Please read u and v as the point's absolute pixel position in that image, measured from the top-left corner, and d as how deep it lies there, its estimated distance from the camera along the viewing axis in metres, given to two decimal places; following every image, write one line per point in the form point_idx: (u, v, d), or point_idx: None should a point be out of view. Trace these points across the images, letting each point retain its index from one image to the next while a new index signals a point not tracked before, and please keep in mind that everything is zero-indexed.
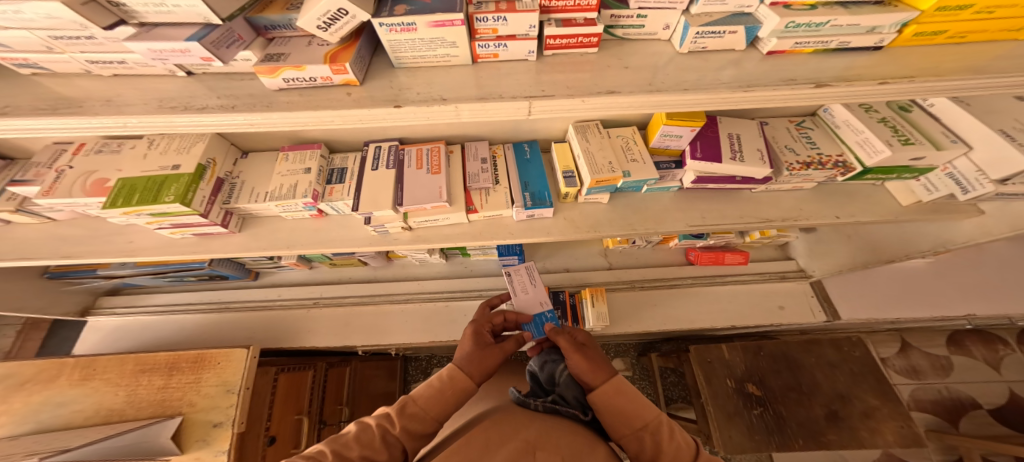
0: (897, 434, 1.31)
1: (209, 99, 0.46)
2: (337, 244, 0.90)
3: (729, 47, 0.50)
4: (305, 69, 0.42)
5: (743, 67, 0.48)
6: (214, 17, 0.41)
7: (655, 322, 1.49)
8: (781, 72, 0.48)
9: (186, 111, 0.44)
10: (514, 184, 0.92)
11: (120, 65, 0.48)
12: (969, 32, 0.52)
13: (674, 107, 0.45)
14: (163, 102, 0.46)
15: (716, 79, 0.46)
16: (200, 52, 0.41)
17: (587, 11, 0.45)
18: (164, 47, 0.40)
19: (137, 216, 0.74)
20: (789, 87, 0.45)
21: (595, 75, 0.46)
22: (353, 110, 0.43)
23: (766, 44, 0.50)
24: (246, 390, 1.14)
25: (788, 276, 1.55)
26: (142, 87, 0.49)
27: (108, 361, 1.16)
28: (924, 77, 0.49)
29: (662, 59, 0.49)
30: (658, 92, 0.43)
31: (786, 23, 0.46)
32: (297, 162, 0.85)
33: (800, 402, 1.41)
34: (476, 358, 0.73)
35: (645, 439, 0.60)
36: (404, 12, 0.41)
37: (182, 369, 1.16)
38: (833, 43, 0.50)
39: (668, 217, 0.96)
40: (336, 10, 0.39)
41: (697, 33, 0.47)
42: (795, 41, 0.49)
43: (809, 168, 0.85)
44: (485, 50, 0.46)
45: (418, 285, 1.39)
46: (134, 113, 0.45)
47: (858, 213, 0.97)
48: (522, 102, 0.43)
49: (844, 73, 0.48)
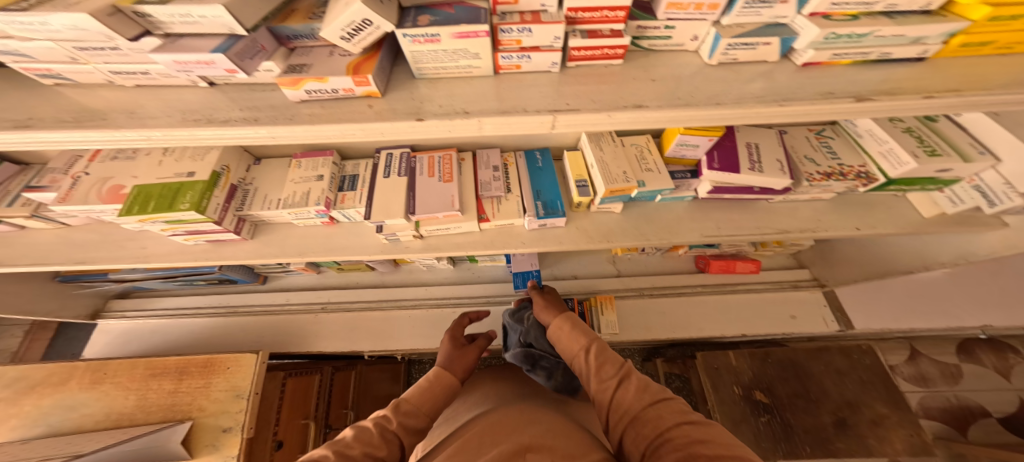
0: (908, 443, 1.27)
1: (232, 112, 0.45)
2: (348, 252, 0.89)
3: (762, 59, 0.49)
4: (328, 81, 0.41)
5: (774, 80, 0.47)
6: (239, 27, 0.40)
7: (666, 330, 1.44)
8: (817, 86, 0.46)
9: (209, 124, 0.43)
10: (526, 192, 0.90)
11: (142, 76, 0.48)
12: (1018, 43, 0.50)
13: (705, 122, 0.43)
14: (186, 114, 0.45)
15: (748, 92, 0.44)
16: (224, 64, 0.41)
17: (614, 22, 0.43)
18: (189, 58, 0.40)
19: (152, 224, 0.73)
20: (829, 102, 0.43)
21: (622, 88, 0.45)
22: (375, 124, 0.42)
23: (802, 55, 0.48)
24: (255, 396, 1.14)
25: (801, 285, 1.52)
26: (163, 98, 0.48)
27: (118, 365, 1.15)
28: (974, 89, 0.46)
29: (691, 72, 0.47)
30: (688, 106, 0.41)
31: (825, 34, 0.43)
32: (309, 169, 0.84)
33: (808, 410, 1.38)
34: (455, 356, 0.83)
35: (579, 358, 0.72)
36: (428, 23, 0.40)
37: (191, 374, 1.15)
38: (875, 54, 0.48)
39: (683, 228, 0.94)
40: (361, 21, 0.38)
41: (729, 45, 0.45)
42: (833, 52, 0.46)
43: (830, 179, 0.84)
44: (507, 61, 0.45)
45: (426, 291, 1.38)
46: (158, 125, 0.44)
47: (882, 225, 0.94)
48: (545, 116, 0.42)
49: (878, 87, 0.46)
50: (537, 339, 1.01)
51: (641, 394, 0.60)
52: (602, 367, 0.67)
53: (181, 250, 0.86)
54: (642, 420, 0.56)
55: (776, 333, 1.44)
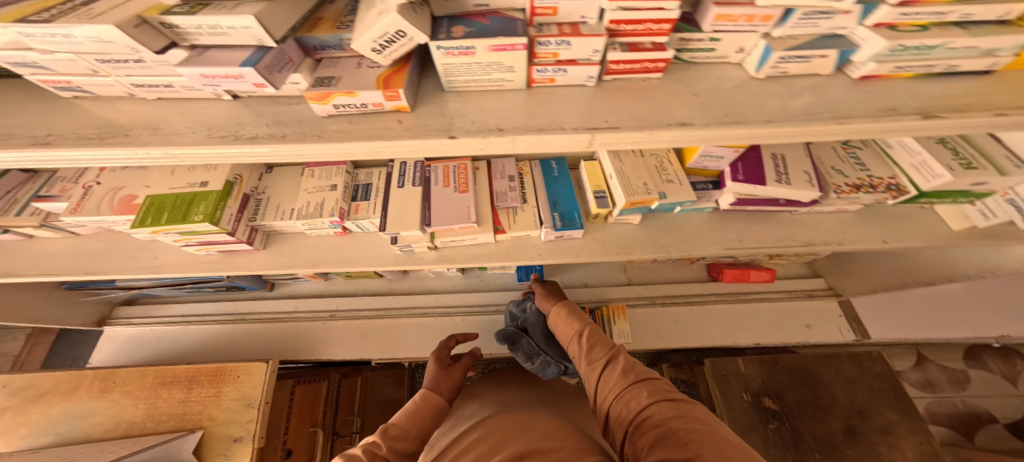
0: (918, 451, 1.16)
1: (257, 128, 0.43)
2: (362, 263, 0.87)
3: (814, 71, 0.48)
4: (358, 95, 0.39)
5: (824, 93, 0.46)
6: (268, 39, 0.38)
7: (677, 338, 1.37)
8: (880, 100, 0.45)
9: (235, 141, 0.41)
10: (543, 203, 0.88)
11: (165, 89, 0.46)
12: None
13: (755, 140, 0.41)
14: (211, 130, 0.43)
15: (800, 110, 0.43)
16: (253, 78, 0.39)
17: (657, 35, 0.41)
18: (217, 72, 0.38)
19: (164, 234, 0.72)
20: (892, 118, 0.42)
21: (666, 103, 0.43)
22: (404, 141, 0.40)
23: (860, 68, 0.47)
24: (265, 405, 1.12)
25: (815, 294, 1.41)
26: (186, 112, 0.46)
27: (128, 373, 1.13)
28: None
29: (737, 87, 0.46)
30: (736, 125, 0.39)
31: (890, 46, 0.41)
32: (323, 178, 0.82)
33: (817, 418, 1.28)
34: (441, 376, 0.83)
35: (574, 341, 0.79)
36: (463, 35, 0.38)
37: (202, 383, 1.13)
38: (941, 66, 0.46)
39: (703, 239, 0.91)
40: (394, 32, 0.36)
41: (783, 58, 0.43)
42: (896, 65, 0.45)
43: (860, 191, 0.80)
44: (541, 75, 0.43)
45: (435, 299, 1.36)
46: (184, 142, 0.42)
47: (909, 237, 0.91)
48: (584, 134, 0.40)
49: (942, 102, 0.44)
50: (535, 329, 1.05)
51: (624, 373, 0.64)
52: (593, 351, 0.73)
53: (193, 261, 0.85)
54: (624, 395, 0.60)
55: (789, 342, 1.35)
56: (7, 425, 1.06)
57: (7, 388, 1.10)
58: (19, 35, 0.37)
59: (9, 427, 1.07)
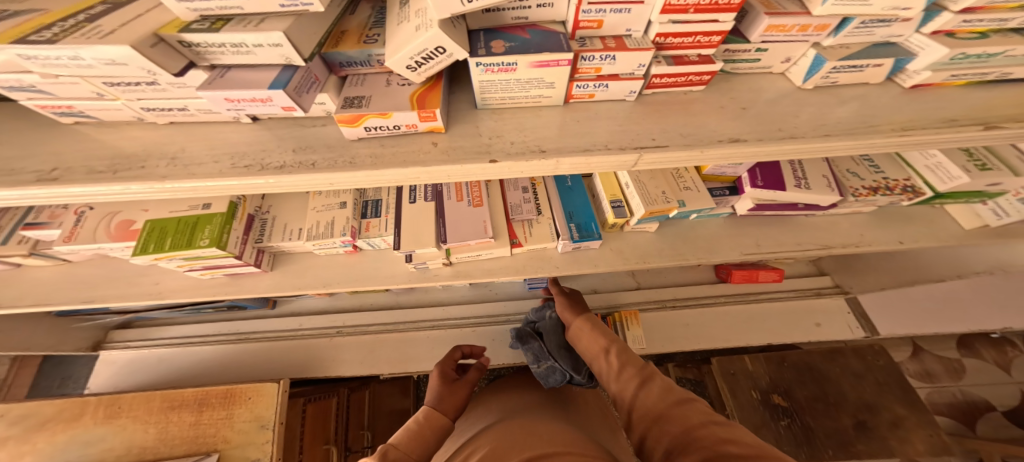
0: (929, 444, 1.19)
1: (283, 154, 0.40)
2: (375, 281, 0.84)
3: (865, 80, 0.47)
4: (392, 117, 0.37)
5: (873, 104, 0.45)
6: (296, 57, 0.35)
7: (690, 341, 1.35)
8: (936, 110, 0.44)
9: (262, 171, 0.38)
10: (558, 214, 0.85)
11: (178, 112, 0.43)
12: None
13: (810, 154, 0.41)
14: (235, 159, 0.40)
15: (853, 121, 0.42)
16: (282, 101, 0.36)
17: (704, 48, 0.40)
18: (245, 96, 0.36)
19: (169, 261, 0.68)
20: (954, 129, 0.41)
21: (719, 119, 0.41)
22: (442, 166, 0.37)
23: (913, 77, 0.46)
24: (281, 425, 1.07)
25: (823, 292, 1.40)
26: (204, 138, 0.43)
27: (134, 398, 1.06)
28: None
29: (785, 98, 0.45)
30: (792, 140, 0.38)
31: (952, 54, 0.41)
32: (331, 196, 0.78)
33: (827, 414, 1.28)
34: (443, 395, 0.77)
35: (601, 359, 0.72)
36: (504, 50, 0.35)
37: (212, 405, 1.07)
38: (995, 74, 0.46)
39: (722, 245, 0.90)
40: (434, 48, 0.33)
41: (835, 68, 0.43)
42: (951, 74, 0.44)
43: (877, 194, 0.78)
44: (581, 90, 0.41)
45: (443, 312, 1.33)
46: (206, 174, 0.39)
47: (922, 238, 0.89)
48: (632, 154, 0.38)
49: (999, 112, 0.44)
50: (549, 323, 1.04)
51: (665, 393, 0.56)
52: (622, 369, 0.65)
53: (198, 285, 0.81)
54: (669, 416, 0.51)
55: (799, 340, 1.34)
56: (9, 456, 1.00)
57: (4, 418, 1.03)
58: (18, 58, 0.34)
59: (14, 457, 1.00)
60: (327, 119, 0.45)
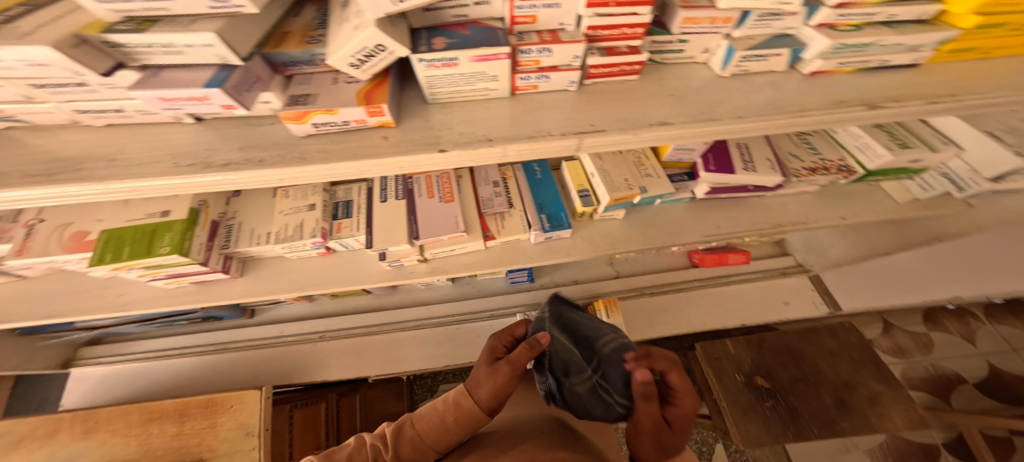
0: (906, 418, 1.19)
1: (230, 153, 0.41)
2: (349, 281, 0.84)
3: (769, 69, 0.52)
4: (339, 113, 0.38)
5: (782, 89, 0.50)
6: (233, 57, 0.36)
7: (670, 326, 1.41)
8: (833, 93, 0.50)
9: (207, 169, 0.39)
10: (529, 206, 0.87)
11: (114, 114, 0.43)
12: (995, 49, 0.54)
13: (727, 133, 0.45)
14: (178, 158, 0.41)
15: (763, 104, 0.47)
16: (219, 99, 0.37)
17: (631, 39, 0.43)
18: (179, 95, 0.36)
19: (128, 271, 0.67)
20: (843, 110, 0.47)
21: (645, 105, 0.45)
22: (393, 157, 0.39)
23: (809, 65, 0.51)
24: (265, 431, 1.05)
25: (788, 271, 1.48)
26: (146, 140, 0.44)
27: (111, 412, 1.03)
28: (967, 94, 0.50)
29: (705, 84, 0.49)
30: (710, 121, 0.43)
31: (833, 45, 0.46)
32: (299, 198, 0.78)
33: (809, 393, 1.29)
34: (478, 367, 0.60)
35: None
36: (445, 47, 0.38)
37: (194, 415, 1.05)
38: (874, 61, 0.52)
39: (684, 229, 0.94)
40: (373, 47, 0.35)
41: (742, 57, 0.47)
42: (838, 61, 0.49)
43: (816, 174, 0.85)
44: (525, 82, 0.44)
45: (426, 311, 1.33)
46: (150, 174, 0.40)
47: (863, 214, 0.94)
48: (572, 139, 0.41)
49: (882, 95, 0.50)
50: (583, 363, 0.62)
51: None
52: None
53: (165, 294, 0.80)
54: None
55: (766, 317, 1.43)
56: None
57: None
58: None
59: None
60: (274, 117, 0.46)
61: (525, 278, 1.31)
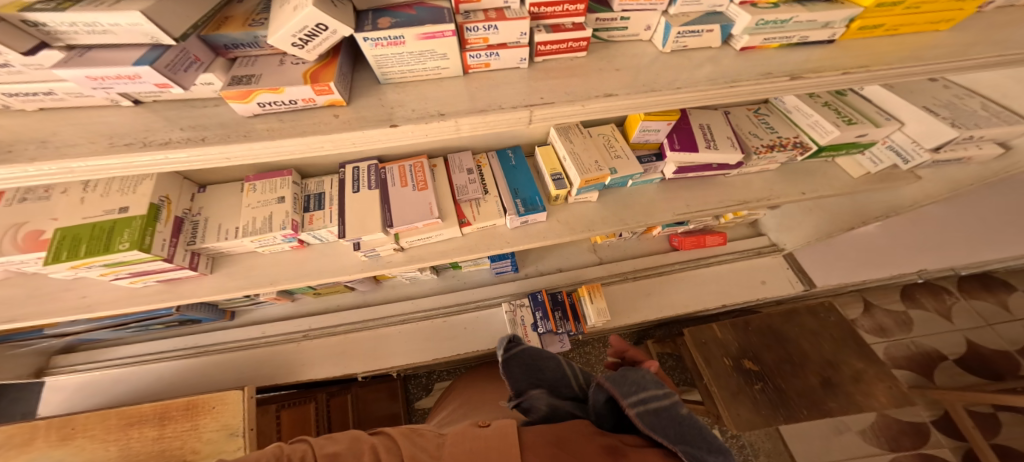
0: (890, 395, 1.25)
1: (171, 132, 0.41)
2: (324, 274, 0.84)
3: (707, 45, 0.56)
4: (284, 92, 0.40)
5: (720, 64, 0.54)
6: (164, 36, 0.35)
7: (653, 309, 1.36)
8: (759, 67, 0.54)
9: (145, 148, 0.39)
10: (504, 192, 0.87)
11: (46, 97, 0.41)
12: (900, 26, 0.60)
13: (665, 102, 0.50)
14: (114, 138, 0.40)
15: (696, 78, 0.51)
16: (152, 78, 0.36)
17: (574, 16, 0.48)
18: (108, 73, 0.35)
19: (87, 269, 0.66)
20: (768, 81, 0.52)
21: (585, 79, 0.49)
22: (344, 133, 0.41)
23: (739, 41, 0.55)
24: (252, 431, 1.05)
25: (763, 252, 1.44)
26: (81, 123, 0.42)
27: (89, 417, 1.01)
28: (875, 66, 0.56)
29: (646, 59, 0.53)
30: (648, 92, 0.48)
31: (756, 21, 0.51)
32: (267, 191, 0.77)
33: (794, 373, 1.34)
34: (568, 448, 0.46)
35: None
36: (390, 26, 0.40)
37: (175, 418, 1.04)
38: (797, 37, 0.56)
39: (657, 209, 0.92)
40: (315, 26, 0.36)
41: (679, 33, 0.52)
42: (763, 37, 0.54)
43: (773, 151, 0.87)
44: (476, 60, 0.46)
45: (411, 305, 1.32)
46: (81, 154, 0.39)
47: (822, 189, 0.97)
48: (523, 111, 0.44)
49: (802, 67, 0.55)
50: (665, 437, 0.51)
51: None
52: None
53: (130, 295, 0.79)
54: None
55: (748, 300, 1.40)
56: None
57: None
58: None
59: None
60: (219, 100, 0.46)
61: (508, 268, 1.32)
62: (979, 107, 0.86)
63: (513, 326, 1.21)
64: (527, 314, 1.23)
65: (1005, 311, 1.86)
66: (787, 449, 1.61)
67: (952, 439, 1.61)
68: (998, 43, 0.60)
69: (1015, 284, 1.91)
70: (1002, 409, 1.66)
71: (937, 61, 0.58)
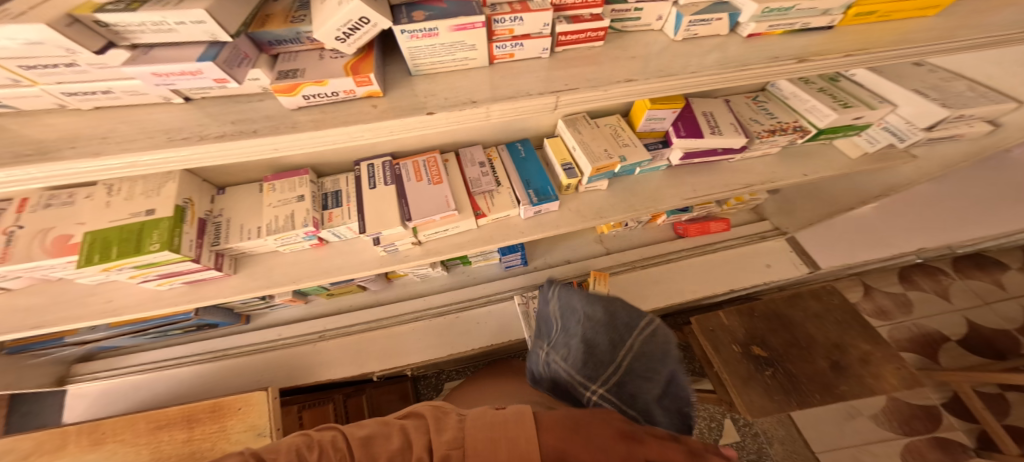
0: (898, 376, 1.28)
1: (220, 126, 0.43)
2: (345, 271, 0.86)
3: (715, 33, 0.59)
4: (328, 84, 0.42)
5: (728, 50, 0.57)
6: (222, 34, 0.38)
7: (662, 296, 1.38)
8: (765, 52, 0.57)
9: (200, 142, 0.41)
10: (517, 183, 0.89)
11: (101, 95, 0.43)
12: (892, 12, 0.63)
13: (680, 87, 0.53)
14: (170, 133, 0.42)
15: (706, 64, 0.55)
16: (213, 73, 0.39)
17: (592, 7, 0.52)
18: (172, 70, 0.38)
19: (118, 272, 0.68)
20: (776, 65, 0.55)
21: (603, 67, 0.52)
22: (383, 122, 0.44)
23: (745, 28, 0.58)
24: (276, 432, 1.07)
25: (766, 236, 1.48)
26: (134, 120, 0.44)
27: (117, 422, 1.04)
28: (873, 49, 0.59)
29: (659, 47, 0.57)
30: (666, 77, 0.51)
31: (762, 9, 0.54)
32: (286, 190, 0.79)
33: (803, 358, 1.38)
34: (585, 432, 0.47)
35: None
36: (424, 18, 0.42)
37: (201, 420, 1.06)
38: (798, 24, 0.59)
39: (665, 195, 0.95)
40: (358, 19, 0.39)
41: (690, 21, 0.55)
42: (768, 24, 0.57)
43: (776, 134, 0.90)
44: (502, 50, 0.50)
45: (424, 302, 1.34)
46: (139, 149, 0.41)
47: (821, 170, 0.99)
48: (549, 97, 0.48)
49: (806, 51, 0.58)
50: (596, 321, 0.71)
51: None
52: None
53: (155, 298, 0.80)
54: None
55: (755, 284, 1.43)
56: None
57: None
58: None
59: None
60: (262, 95, 0.48)
61: (518, 262, 1.34)
62: (964, 89, 0.90)
63: (526, 318, 1.22)
64: None
65: (1001, 289, 1.91)
66: (801, 435, 1.66)
67: (964, 421, 1.65)
68: (986, 26, 0.63)
69: (1008, 263, 1.97)
70: (1009, 388, 1.71)
71: (929, 44, 0.61)
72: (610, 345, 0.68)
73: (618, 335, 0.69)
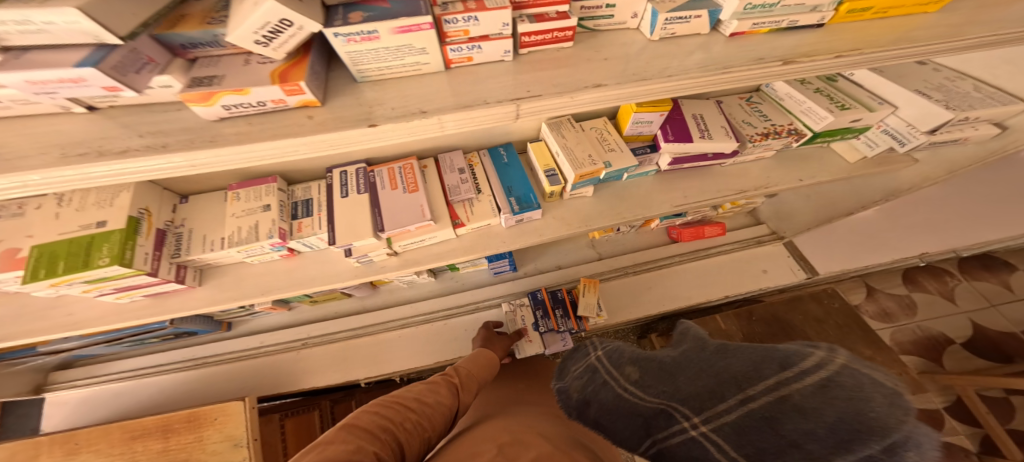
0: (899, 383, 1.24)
1: (129, 139, 0.41)
2: (318, 282, 0.82)
3: (695, 31, 0.54)
4: (249, 92, 0.39)
5: (710, 50, 0.53)
6: (108, 36, 0.34)
7: (655, 302, 1.34)
8: (749, 52, 0.53)
9: (101, 158, 0.39)
10: (497, 190, 0.85)
11: None
12: (889, 8, 0.58)
13: (656, 91, 0.49)
14: (66, 148, 0.40)
15: (686, 66, 0.50)
16: (99, 80, 0.36)
17: (557, 5, 0.48)
18: (50, 76, 0.35)
19: (70, 286, 0.65)
20: (761, 66, 0.51)
21: (573, 70, 0.48)
22: (320, 135, 0.41)
23: (728, 26, 0.54)
24: (254, 442, 1.04)
25: (763, 240, 1.43)
26: (36, 133, 0.41)
27: (92, 432, 1.01)
28: (867, 49, 0.55)
29: (634, 48, 0.52)
30: (641, 81, 0.47)
31: (743, 5, 0.50)
32: (251, 199, 0.75)
33: None
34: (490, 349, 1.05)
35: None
36: (363, 20, 0.39)
37: (177, 431, 1.03)
38: (785, 22, 0.55)
39: (654, 201, 0.90)
40: (279, 21, 0.35)
41: (666, 19, 0.50)
42: (752, 22, 0.53)
43: (768, 138, 0.85)
44: (457, 54, 0.46)
45: (410, 309, 1.30)
46: (33, 167, 0.38)
47: (819, 175, 0.94)
48: (509, 105, 0.44)
49: (795, 51, 0.53)
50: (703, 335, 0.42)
51: None
52: None
53: (118, 311, 0.77)
54: None
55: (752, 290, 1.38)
56: None
57: None
58: None
59: None
60: (180, 103, 0.46)
61: (507, 268, 1.30)
62: (971, 89, 0.85)
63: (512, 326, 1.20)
64: (528, 314, 1.21)
65: (1009, 291, 1.85)
66: None
67: (967, 426, 1.60)
68: (992, 23, 0.58)
69: (1016, 264, 1.91)
70: (1014, 393, 1.66)
71: (927, 43, 0.56)
72: (730, 369, 0.36)
73: (754, 359, 0.35)
